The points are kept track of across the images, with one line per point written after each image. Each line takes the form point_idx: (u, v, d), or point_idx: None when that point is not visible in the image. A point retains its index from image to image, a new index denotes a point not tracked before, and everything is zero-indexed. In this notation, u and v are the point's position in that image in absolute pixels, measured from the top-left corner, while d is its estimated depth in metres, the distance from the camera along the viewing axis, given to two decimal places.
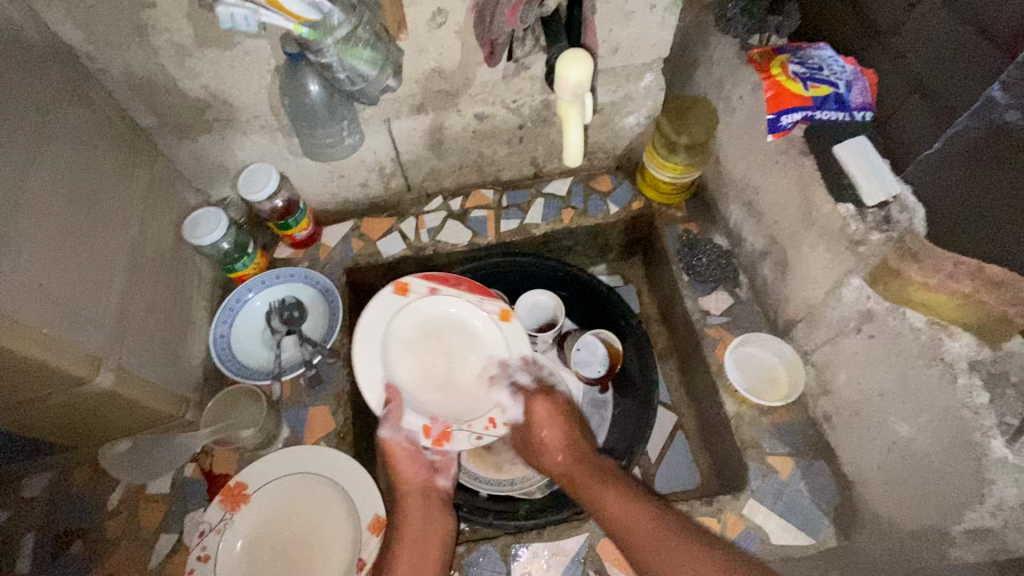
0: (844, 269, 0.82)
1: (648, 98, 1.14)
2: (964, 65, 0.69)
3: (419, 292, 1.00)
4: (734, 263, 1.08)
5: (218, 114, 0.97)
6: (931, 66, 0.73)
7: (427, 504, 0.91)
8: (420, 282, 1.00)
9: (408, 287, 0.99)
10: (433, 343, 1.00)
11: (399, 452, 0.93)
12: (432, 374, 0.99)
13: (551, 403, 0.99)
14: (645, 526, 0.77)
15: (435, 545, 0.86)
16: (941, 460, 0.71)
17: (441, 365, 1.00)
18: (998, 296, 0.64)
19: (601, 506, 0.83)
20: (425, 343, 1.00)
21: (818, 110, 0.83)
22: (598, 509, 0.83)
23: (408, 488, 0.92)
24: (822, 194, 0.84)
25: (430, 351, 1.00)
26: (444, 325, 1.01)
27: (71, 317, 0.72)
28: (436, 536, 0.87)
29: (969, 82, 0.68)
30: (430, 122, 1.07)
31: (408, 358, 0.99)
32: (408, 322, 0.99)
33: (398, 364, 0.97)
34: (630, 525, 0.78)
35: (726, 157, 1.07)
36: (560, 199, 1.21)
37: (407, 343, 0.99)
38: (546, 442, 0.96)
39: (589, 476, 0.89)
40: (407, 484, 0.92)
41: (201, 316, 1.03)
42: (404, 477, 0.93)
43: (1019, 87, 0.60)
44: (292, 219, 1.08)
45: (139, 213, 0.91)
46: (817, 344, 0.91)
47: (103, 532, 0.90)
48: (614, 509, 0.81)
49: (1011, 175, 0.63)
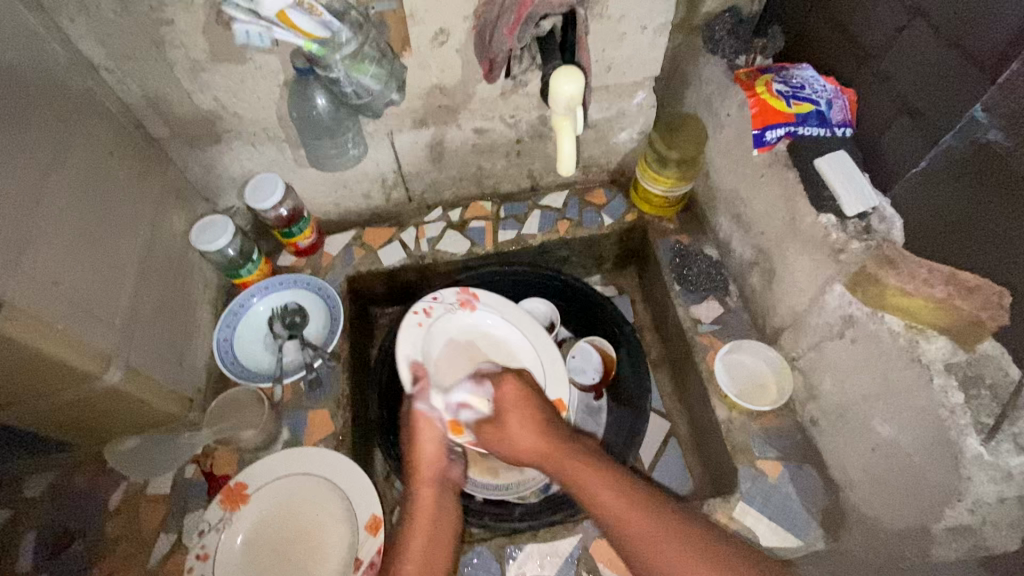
0: (827, 277, 0.85)
1: (640, 115, 1.18)
2: (952, 86, 0.71)
3: (486, 304, 1.11)
4: (724, 274, 1.12)
5: (228, 125, 1.01)
6: (924, 85, 0.76)
7: (442, 513, 0.81)
8: (490, 301, 1.12)
9: (487, 295, 1.12)
10: (478, 356, 1.07)
11: (423, 428, 0.87)
12: (463, 376, 1.03)
13: (521, 383, 0.88)
14: (620, 504, 0.69)
15: (448, 527, 0.80)
16: (921, 459, 0.73)
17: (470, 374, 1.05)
18: (972, 301, 0.69)
19: (592, 497, 0.72)
20: (470, 353, 1.07)
21: (800, 126, 0.89)
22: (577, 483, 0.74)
23: (423, 474, 0.84)
24: (805, 205, 0.87)
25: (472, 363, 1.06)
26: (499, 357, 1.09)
27: (85, 315, 0.75)
28: (448, 530, 0.80)
29: (951, 103, 0.72)
30: (431, 135, 1.11)
31: (457, 352, 1.07)
32: (465, 325, 1.10)
33: (439, 353, 1.06)
34: (607, 500, 0.71)
35: (716, 171, 1.11)
36: (556, 211, 1.25)
37: (455, 341, 1.08)
38: (509, 423, 0.83)
39: (568, 462, 0.77)
40: (424, 475, 0.84)
41: (205, 320, 1.05)
42: (420, 466, 0.84)
43: (999, 108, 0.65)
44: (296, 227, 1.11)
45: (150, 219, 0.94)
46: (804, 350, 0.94)
47: (103, 531, 0.91)
48: (595, 493, 0.72)
49: (995, 188, 0.67)
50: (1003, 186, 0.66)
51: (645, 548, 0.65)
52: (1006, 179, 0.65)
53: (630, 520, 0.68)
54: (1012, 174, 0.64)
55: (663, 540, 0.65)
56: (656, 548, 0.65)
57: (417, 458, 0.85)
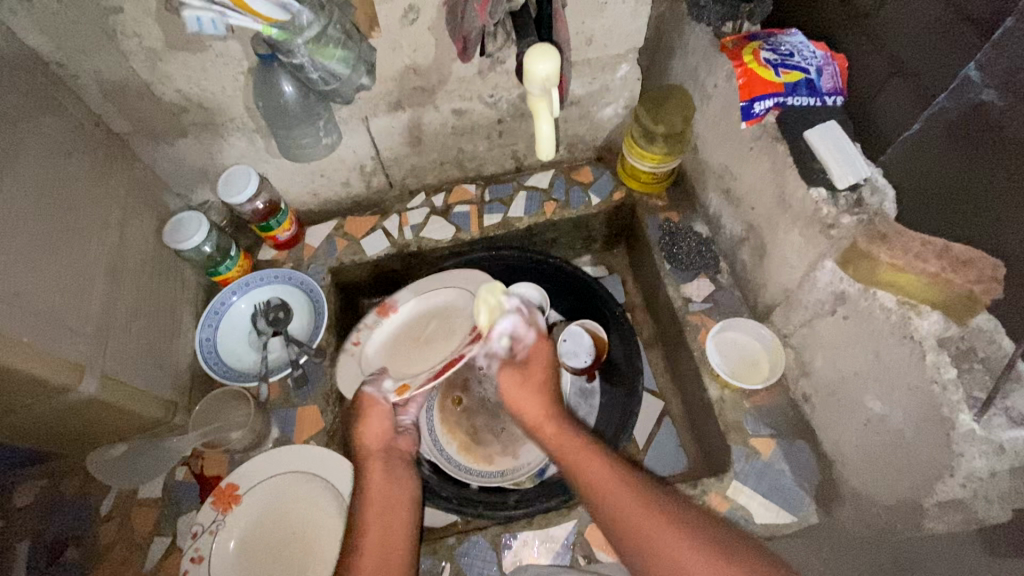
0: (818, 252, 0.83)
1: (625, 88, 1.14)
2: (949, 46, 0.68)
3: (407, 306, 1.12)
4: (714, 250, 1.10)
5: (193, 117, 0.97)
6: (919, 48, 0.72)
7: (390, 506, 0.75)
8: (407, 294, 1.13)
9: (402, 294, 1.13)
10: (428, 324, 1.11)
11: (373, 409, 0.85)
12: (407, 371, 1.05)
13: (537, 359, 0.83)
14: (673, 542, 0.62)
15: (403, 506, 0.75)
16: (914, 436, 0.73)
17: (419, 350, 1.08)
18: (965, 275, 0.66)
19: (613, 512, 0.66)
20: (413, 337, 1.10)
21: (789, 96, 0.85)
22: (617, 524, 0.66)
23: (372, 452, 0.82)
24: (795, 179, 0.85)
25: (414, 341, 1.10)
26: (439, 317, 1.12)
27: (51, 325, 0.72)
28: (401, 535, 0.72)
29: (949, 65, 0.68)
30: (407, 119, 1.06)
31: (394, 353, 1.09)
32: (400, 325, 1.11)
33: (383, 356, 1.08)
34: (656, 545, 0.62)
35: (704, 146, 1.08)
36: (542, 192, 1.22)
37: (394, 336, 1.10)
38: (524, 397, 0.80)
39: (567, 439, 0.75)
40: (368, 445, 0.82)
41: (186, 321, 1.03)
42: (367, 440, 0.82)
43: (997, 68, 0.61)
44: (274, 220, 1.08)
45: (119, 219, 0.91)
46: (796, 327, 0.92)
47: (97, 538, 0.91)
48: (652, 531, 0.63)
49: (993, 154, 0.64)
50: (998, 151, 0.63)
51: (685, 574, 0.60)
52: (999, 145, 0.63)
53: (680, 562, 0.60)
54: (1010, 137, 0.61)
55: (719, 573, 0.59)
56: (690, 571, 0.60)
57: (364, 437, 0.83)
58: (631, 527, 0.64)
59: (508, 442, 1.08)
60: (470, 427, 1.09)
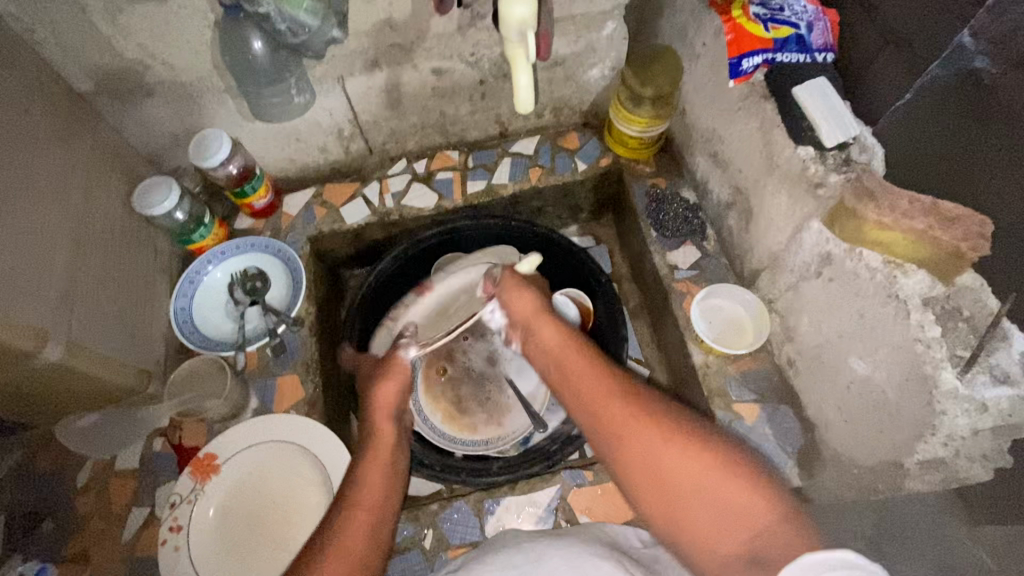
0: (806, 213, 0.81)
1: (611, 48, 1.10)
2: (937, 10, 0.64)
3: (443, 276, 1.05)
4: (701, 216, 1.08)
5: (159, 75, 0.92)
6: (911, 11, 0.68)
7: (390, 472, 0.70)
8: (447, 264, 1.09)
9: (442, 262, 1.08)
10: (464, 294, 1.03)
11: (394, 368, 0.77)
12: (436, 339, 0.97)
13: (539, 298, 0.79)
14: (714, 497, 0.54)
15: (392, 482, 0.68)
16: (897, 396, 0.72)
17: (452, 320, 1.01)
18: (952, 232, 0.64)
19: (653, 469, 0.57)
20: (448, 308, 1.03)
21: (778, 52, 0.81)
22: (656, 476, 0.57)
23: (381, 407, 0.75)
24: (783, 138, 0.82)
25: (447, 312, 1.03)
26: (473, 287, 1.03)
27: (10, 288, 0.70)
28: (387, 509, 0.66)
29: (936, 31, 0.65)
30: (385, 79, 1.02)
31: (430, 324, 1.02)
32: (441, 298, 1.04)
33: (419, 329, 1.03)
34: (693, 503, 0.55)
35: (692, 108, 1.05)
36: (527, 158, 1.19)
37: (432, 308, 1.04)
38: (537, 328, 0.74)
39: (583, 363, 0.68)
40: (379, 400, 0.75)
41: (160, 290, 1.00)
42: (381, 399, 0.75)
43: (990, 33, 0.59)
44: (249, 186, 1.04)
45: (83, 182, 0.87)
46: (781, 292, 0.91)
47: (73, 509, 0.89)
48: (687, 484, 0.55)
49: (983, 123, 0.61)
50: (990, 122, 0.61)
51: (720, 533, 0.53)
52: (991, 116, 0.60)
53: (716, 515, 0.54)
54: (1002, 107, 0.59)
55: (756, 531, 0.53)
56: (721, 521, 0.54)
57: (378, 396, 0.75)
58: (670, 483, 0.56)
59: (492, 411, 1.07)
60: (455, 396, 1.08)
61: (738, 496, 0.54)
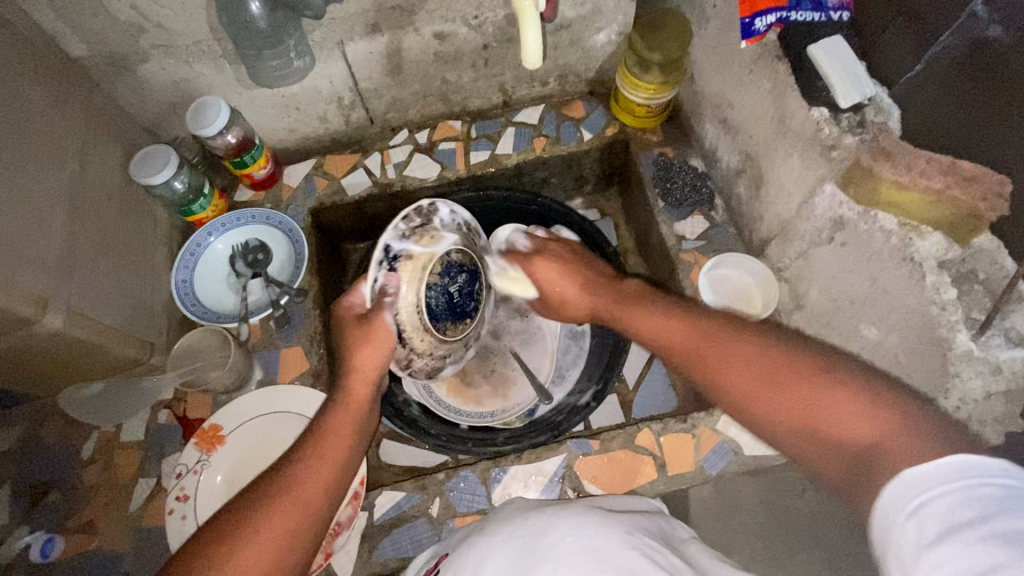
0: (818, 177, 0.80)
1: (618, 12, 1.07)
2: None
3: None
4: (709, 186, 1.06)
5: (153, 39, 0.90)
6: None
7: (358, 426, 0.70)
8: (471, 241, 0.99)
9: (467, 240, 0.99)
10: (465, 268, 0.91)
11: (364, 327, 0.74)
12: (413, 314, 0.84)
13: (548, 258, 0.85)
14: (782, 405, 0.56)
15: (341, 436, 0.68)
16: (909, 360, 0.72)
17: None
18: (971, 192, 0.62)
19: (722, 390, 0.61)
20: None
21: (794, 10, 0.75)
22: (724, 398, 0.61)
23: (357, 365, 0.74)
24: (796, 99, 0.80)
25: None
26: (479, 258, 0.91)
27: (9, 254, 0.68)
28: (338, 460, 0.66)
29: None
30: (386, 44, 1.00)
31: None
32: None
33: None
34: (764, 411, 0.57)
35: (701, 73, 1.02)
36: (531, 128, 1.17)
37: None
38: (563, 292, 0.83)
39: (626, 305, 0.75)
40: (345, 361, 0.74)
41: (161, 261, 0.99)
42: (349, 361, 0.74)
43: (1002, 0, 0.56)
44: (248, 156, 1.02)
45: (79, 149, 0.85)
46: (791, 260, 0.90)
47: (79, 480, 0.89)
48: (757, 396, 0.58)
49: (998, 93, 0.59)
50: (1005, 91, 0.58)
51: (804, 433, 0.54)
52: (1003, 86, 0.58)
53: (796, 419, 0.54)
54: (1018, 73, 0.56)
55: (841, 422, 0.51)
56: (797, 422, 0.54)
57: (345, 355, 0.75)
58: (744, 398, 0.58)
59: (497, 384, 1.06)
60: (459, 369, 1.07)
61: (809, 397, 0.54)
